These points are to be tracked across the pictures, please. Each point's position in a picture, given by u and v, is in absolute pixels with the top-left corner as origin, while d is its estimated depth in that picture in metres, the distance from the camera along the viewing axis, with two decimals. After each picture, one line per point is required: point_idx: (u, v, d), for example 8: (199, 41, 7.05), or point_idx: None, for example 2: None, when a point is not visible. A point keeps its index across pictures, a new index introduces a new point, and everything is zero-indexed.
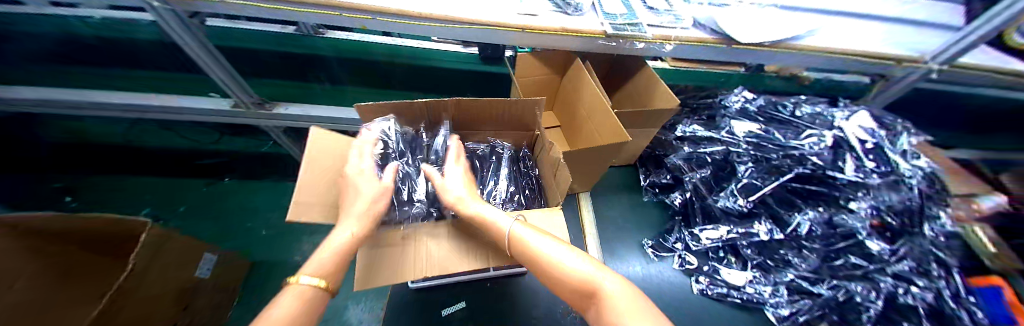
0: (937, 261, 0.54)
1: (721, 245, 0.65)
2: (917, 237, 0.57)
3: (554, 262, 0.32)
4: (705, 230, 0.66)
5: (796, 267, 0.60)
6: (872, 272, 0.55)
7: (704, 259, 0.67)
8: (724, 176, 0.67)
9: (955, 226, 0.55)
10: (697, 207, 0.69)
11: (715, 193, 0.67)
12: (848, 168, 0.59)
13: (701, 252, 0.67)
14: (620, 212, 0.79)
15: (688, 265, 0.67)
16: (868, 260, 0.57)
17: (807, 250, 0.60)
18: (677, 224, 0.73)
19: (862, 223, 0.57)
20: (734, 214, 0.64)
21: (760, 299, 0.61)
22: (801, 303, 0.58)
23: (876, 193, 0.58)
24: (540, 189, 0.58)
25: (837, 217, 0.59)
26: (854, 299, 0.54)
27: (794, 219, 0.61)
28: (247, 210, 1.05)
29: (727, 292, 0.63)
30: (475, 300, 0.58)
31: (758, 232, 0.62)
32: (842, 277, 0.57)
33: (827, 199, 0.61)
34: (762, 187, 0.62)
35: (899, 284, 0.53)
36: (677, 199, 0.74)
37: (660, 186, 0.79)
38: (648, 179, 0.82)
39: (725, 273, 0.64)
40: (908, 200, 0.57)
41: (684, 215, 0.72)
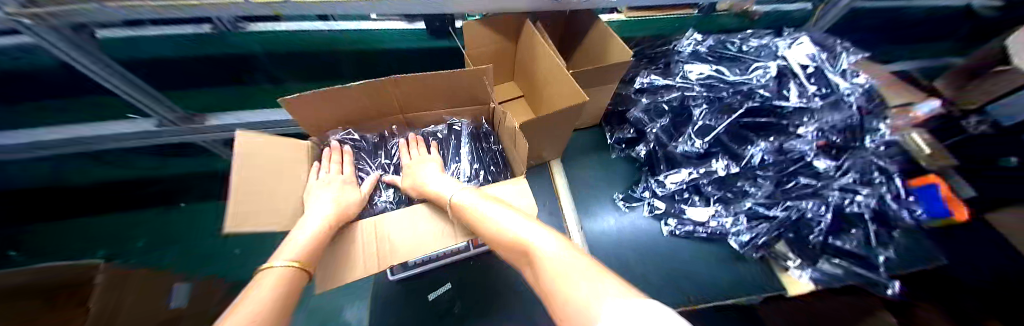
0: (878, 168, 0.62)
1: (685, 187, 0.68)
2: (859, 150, 0.62)
3: (490, 222, 0.35)
4: (669, 175, 0.69)
5: (758, 195, 0.63)
6: (823, 190, 0.60)
7: (671, 202, 0.71)
8: (685, 121, 0.69)
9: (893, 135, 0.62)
10: (660, 155, 0.71)
11: (674, 140, 0.69)
12: (791, 94, 0.63)
13: (667, 197, 0.71)
14: (590, 173, 0.81)
15: (657, 210, 0.71)
16: (816, 178, 0.61)
17: (761, 178, 0.63)
18: (644, 174, 0.76)
19: (809, 146, 0.61)
20: (693, 156, 0.67)
21: (724, 230, 0.65)
22: (759, 228, 0.62)
23: (819, 116, 0.62)
24: (505, 162, 0.58)
25: (787, 143, 0.62)
26: (803, 215, 0.59)
27: (750, 151, 0.63)
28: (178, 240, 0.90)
29: (694, 229, 0.67)
30: (458, 280, 0.60)
31: (719, 169, 0.66)
32: (794, 197, 0.61)
33: (778, 129, 0.64)
34: (717, 127, 0.65)
35: (844, 195, 0.59)
36: (642, 150, 0.75)
37: (625, 140, 0.79)
38: (615, 135, 0.81)
39: (693, 212, 0.67)
40: (848, 118, 0.61)
41: (650, 165, 0.75)
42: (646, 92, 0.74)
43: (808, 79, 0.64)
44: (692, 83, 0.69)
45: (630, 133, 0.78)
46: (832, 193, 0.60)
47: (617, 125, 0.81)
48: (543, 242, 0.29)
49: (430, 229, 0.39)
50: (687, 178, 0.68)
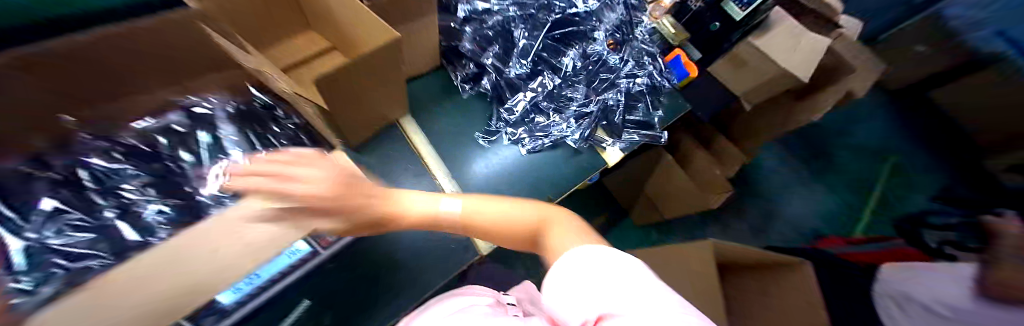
0: (647, 56, 0.80)
1: (529, 107, 0.76)
2: (633, 44, 0.80)
3: (425, 210, 0.37)
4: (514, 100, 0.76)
5: (576, 95, 0.77)
6: (614, 78, 0.77)
7: (522, 125, 0.78)
8: (511, 47, 0.78)
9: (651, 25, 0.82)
10: (501, 82, 0.77)
11: (507, 64, 0.77)
12: (579, 8, 0.78)
13: (518, 121, 0.78)
14: (446, 123, 0.79)
15: (512, 137, 0.78)
16: (611, 72, 0.77)
17: (575, 84, 0.77)
18: (495, 105, 0.80)
19: (600, 45, 0.77)
20: (524, 77, 0.77)
21: (564, 134, 0.77)
22: (585, 123, 0.77)
23: (601, 19, 0.78)
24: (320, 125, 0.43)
25: (587, 48, 0.78)
26: (607, 102, 0.76)
27: (563, 60, 0.77)
28: None
29: (542, 141, 0.77)
30: (319, 288, 0.57)
31: (543, 84, 0.76)
32: (600, 92, 0.77)
33: (580, 37, 0.79)
34: (533, 44, 0.76)
35: (628, 80, 0.77)
36: (486, 82, 0.79)
37: (471, 78, 0.80)
38: (456, 76, 0.81)
39: (538, 127, 0.77)
40: (618, 18, 0.80)
41: (497, 95, 0.79)
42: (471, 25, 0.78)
43: None
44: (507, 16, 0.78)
45: (472, 68, 0.79)
46: (620, 80, 0.77)
47: (458, 65, 0.81)
48: (485, 212, 0.36)
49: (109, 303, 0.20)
50: (524, 98, 0.76)
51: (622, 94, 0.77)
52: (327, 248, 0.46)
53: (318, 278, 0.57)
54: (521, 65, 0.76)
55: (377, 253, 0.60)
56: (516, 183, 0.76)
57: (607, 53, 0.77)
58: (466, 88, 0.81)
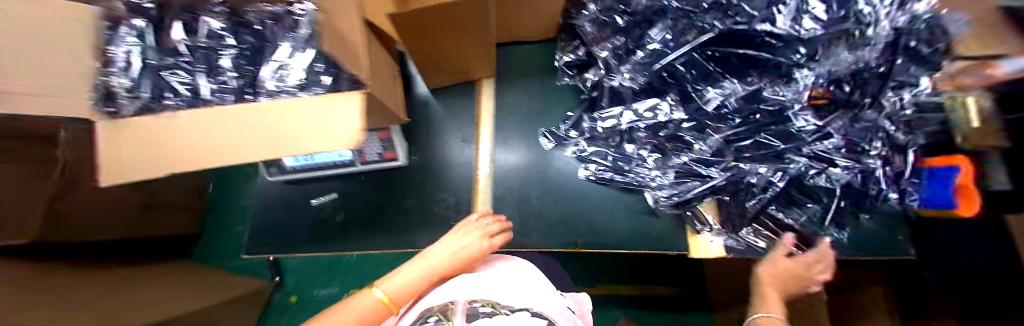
0: (852, 148, 0.55)
1: (621, 129, 0.60)
2: (863, 114, 0.52)
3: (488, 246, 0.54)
4: (607, 113, 0.61)
5: (699, 144, 0.55)
6: (770, 151, 0.51)
7: (602, 145, 0.64)
8: (639, 49, 0.58)
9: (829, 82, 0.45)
10: (606, 87, 0.62)
11: (622, 66, 0.58)
12: (781, 17, 0.45)
13: (602, 139, 0.64)
14: (526, 105, 0.72)
15: (581, 152, 0.65)
16: (785, 140, 0.51)
17: (710, 131, 0.54)
18: (584, 108, 0.68)
19: (794, 95, 0.46)
20: (635, 91, 0.58)
21: (642, 182, 0.61)
22: (685, 185, 0.57)
23: (827, 51, 0.44)
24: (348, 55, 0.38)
25: (765, 90, 0.49)
26: (744, 176, 0.54)
27: (706, 92, 0.53)
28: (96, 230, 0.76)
29: (612, 177, 0.64)
30: (347, 192, 0.61)
31: (659, 113, 0.56)
32: (747, 160, 0.53)
33: (769, 67, 0.49)
34: (671, 54, 0.53)
35: (813, 165, 0.50)
36: (589, 83, 0.65)
37: (576, 69, 0.69)
38: (564, 57, 0.69)
39: (620, 158, 0.63)
40: (866, 55, 0.42)
41: (594, 99, 0.67)
42: (603, 6, 0.63)
43: None
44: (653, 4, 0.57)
45: (579, 61, 0.66)
46: (797, 159, 0.50)
47: (571, 47, 0.68)
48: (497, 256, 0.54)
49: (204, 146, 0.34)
50: (619, 117, 0.60)
51: (782, 180, 0.51)
52: (370, 160, 0.58)
53: (341, 180, 0.62)
54: (639, 79, 0.57)
55: (399, 185, 0.62)
56: (551, 211, 0.64)
57: (799, 110, 0.47)
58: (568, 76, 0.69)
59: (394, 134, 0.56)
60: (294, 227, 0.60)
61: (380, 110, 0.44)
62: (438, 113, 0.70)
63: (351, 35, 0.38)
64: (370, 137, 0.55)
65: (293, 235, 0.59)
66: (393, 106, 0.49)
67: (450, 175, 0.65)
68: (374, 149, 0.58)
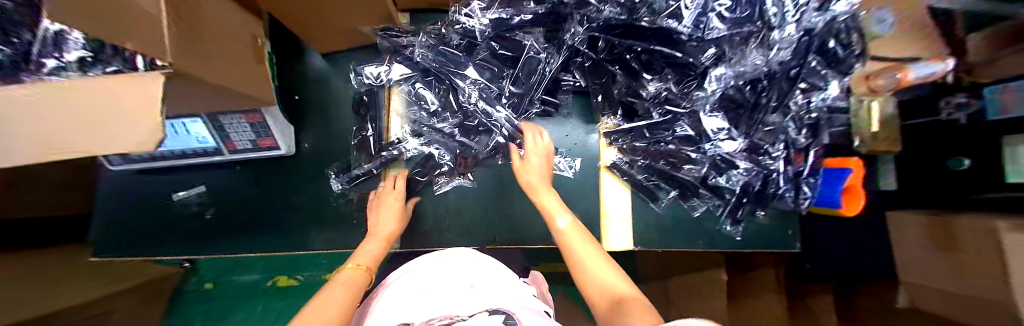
0: (755, 153, 0.58)
1: (467, 105, 0.56)
2: (753, 122, 0.54)
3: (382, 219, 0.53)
4: (461, 86, 0.55)
5: (628, 136, 0.62)
6: (684, 149, 0.59)
7: (442, 121, 0.58)
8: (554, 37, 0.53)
9: (774, 122, 0.54)
10: (478, 63, 0.55)
11: (498, 37, 0.53)
12: (686, 14, 0.44)
13: (445, 114, 0.57)
14: (371, 74, 0.56)
15: (422, 126, 0.58)
16: (693, 144, 0.58)
17: (611, 132, 0.64)
18: (441, 82, 0.57)
19: (663, 114, 0.57)
20: (494, 66, 0.55)
21: (463, 160, 0.59)
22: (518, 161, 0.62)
23: (733, 65, 0.47)
24: (211, 50, 0.34)
25: (664, 91, 0.54)
26: (652, 173, 0.63)
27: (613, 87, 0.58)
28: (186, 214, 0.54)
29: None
30: (218, 182, 0.55)
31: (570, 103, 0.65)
32: (657, 159, 0.61)
33: (683, 69, 0.51)
34: (553, 62, 0.54)
35: (713, 172, 0.60)
36: (470, 82, 0.55)
37: (441, 56, 0.54)
38: (424, 33, 0.56)
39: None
40: (747, 89, 0.52)
41: (437, 77, 0.56)
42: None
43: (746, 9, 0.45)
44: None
45: (456, 48, 0.55)
46: (705, 164, 0.59)
47: (442, 29, 0.55)
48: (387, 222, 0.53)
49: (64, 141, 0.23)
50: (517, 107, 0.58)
51: (682, 182, 0.62)
52: (241, 149, 0.52)
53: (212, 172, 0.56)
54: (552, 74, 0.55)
55: (280, 182, 0.57)
56: (466, 207, 0.61)
57: (707, 112, 0.54)
58: (415, 55, 0.54)
59: (267, 119, 0.48)
60: (162, 227, 0.54)
61: (228, 95, 0.38)
62: (333, 86, 0.60)
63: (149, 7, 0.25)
64: (233, 124, 0.47)
65: (158, 235, 0.54)
66: (255, 91, 0.41)
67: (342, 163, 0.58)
68: (242, 138, 0.50)
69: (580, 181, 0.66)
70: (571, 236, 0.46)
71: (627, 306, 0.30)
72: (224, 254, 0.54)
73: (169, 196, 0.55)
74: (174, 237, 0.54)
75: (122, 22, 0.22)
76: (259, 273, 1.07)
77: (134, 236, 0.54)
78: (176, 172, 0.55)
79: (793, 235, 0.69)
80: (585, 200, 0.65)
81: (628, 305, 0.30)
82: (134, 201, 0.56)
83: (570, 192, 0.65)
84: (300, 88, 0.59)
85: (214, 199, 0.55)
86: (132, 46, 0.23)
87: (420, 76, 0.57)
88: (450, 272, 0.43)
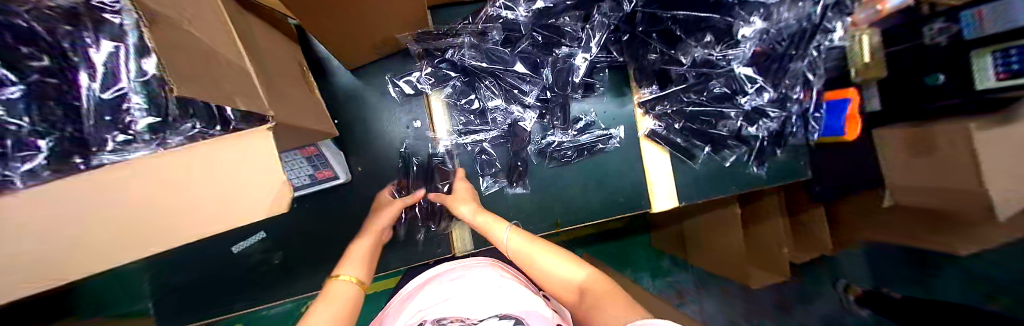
0: (783, 100, 0.62)
1: (511, 100, 0.57)
2: (782, 72, 0.58)
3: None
4: (507, 82, 0.55)
5: (663, 104, 0.65)
6: (719, 108, 0.62)
7: (490, 120, 0.59)
8: (590, 16, 0.53)
9: (797, 70, 0.59)
10: (522, 56, 0.54)
11: (540, 23, 0.52)
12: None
13: (491, 114, 0.58)
14: (412, 83, 0.55)
15: (475, 128, 0.58)
16: (723, 102, 0.61)
17: (645, 103, 0.66)
18: (485, 81, 0.56)
19: (695, 77, 0.59)
20: (531, 56, 0.54)
21: (517, 159, 0.61)
22: (565, 150, 0.64)
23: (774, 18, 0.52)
24: (283, 98, 0.31)
25: (709, 54, 0.55)
26: (686, 137, 0.67)
27: (650, 56, 0.59)
28: (254, 265, 0.53)
29: (567, 152, 0.64)
30: (273, 228, 0.53)
31: (604, 79, 0.65)
32: (692, 121, 0.65)
33: (718, 28, 0.53)
34: (591, 40, 0.54)
35: (744, 125, 0.64)
36: (518, 75, 0.55)
37: (486, 55, 0.53)
38: (461, 31, 0.52)
39: (576, 131, 0.64)
40: (780, 42, 0.55)
41: (472, 78, 0.56)
42: None
43: None
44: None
45: (494, 42, 0.52)
46: (736, 118, 0.63)
47: (478, 25, 0.51)
48: None
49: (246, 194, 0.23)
50: (557, 93, 0.58)
51: (710, 142, 0.67)
52: (298, 186, 0.50)
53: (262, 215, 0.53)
54: (591, 54, 0.55)
55: (335, 211, 0.54)
56: (525, 199, 0.63)
57: (742, 67, 0.56)
58: (458, 57, 0.52)
59: (323, 151, 0.47)
60: (234, 280, 0.53)
61: (297, 134, 0.35)
62: (366, 103, 0.56)
63: (231, 55, 0.25)
64: (290, 163, 0.45)
65: (226, 289, 0.53)
66: (318, 125, 0.38)
67: (367, 168, 0.56)
68: (300, 175, 0.48)
69: (624, 154, 0.68)
70: (523, 251, 0.48)
71: (601, 301, 0.38)
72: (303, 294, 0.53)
73: (229, 249, 0.54)
74: (245, 287, 0.54)
75: (218, 79, 0.22)
76: (290, 304, 1.07)
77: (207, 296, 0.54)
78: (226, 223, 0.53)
79: (803, 165, 0.76)
80: (630, 169, 0.69)
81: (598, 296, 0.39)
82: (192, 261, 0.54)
83: (618, 169, 0.67)
84: (333, 111, 0.56)
85: (275, 243, 0.53)
86: (240, 102, 0.24)
87: (460, 77, 0.56)
88: (473, 282, 0.48)
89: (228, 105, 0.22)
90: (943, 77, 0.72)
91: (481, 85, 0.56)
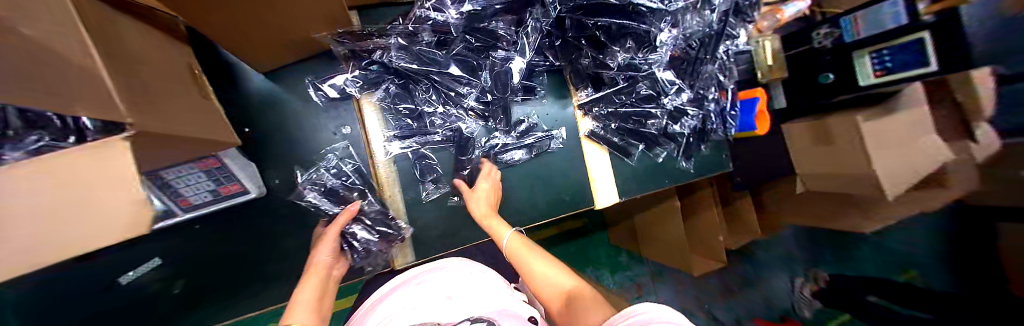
0: (699, 99, 0.70)
1: (450, 102, 0.57)
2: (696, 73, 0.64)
3: None
4: (444, 84, 0.54)
5: (600, 105, 0.69)
6: (647, 107, 0.68)
7: (429, 124, 0.57)
8: (522, 21, 0.54)
9: (708, 73, 0.67)
10: (455, 58, 0.54)
11: (472, 25, 0.52)
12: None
13: (430, 117, 0.57)
14: (337, 86, 0.51)
15: (412, 133, 0.56)
16: (651, 101, 0.67)
17: (585, 105, 0.69)
18: (422, 83, 0.55)
19: (622, 79, 0.64)
20: (465, 58, 0.54)
21: (461, 163, 0.60)
22: (509, 153, 0.64)
23: (680, 23, 0.58)
24: (161, 105, 0.28)
25: (633, 57, 0.60)
26: (623, 136, 0.71)
27: (582, 60, 0.62)
28: (160, 293, 0.48)
29: (513, 155, 0.64)
30: (175, 251, 0.47)
31: (544, 82, 0.67)
32: (626, 120, 0.70)
33: (637, 33, 0.57)
34: (524, 43, 0.55)
35: (670, 123, 0.71)
36: (455, 78, 0.54)
37: (418, 57, 0.52)
38: (391, 32, 0.51)
39: (519, 134, 0.65)
40: (688, 48, 0.63)
41: (408, 80, 0.54)
42: None
43: None
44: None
45: (426, 45, 0.52)
46: (662, 116, 0.69)
47: (408, 26, 0.50)
48: None
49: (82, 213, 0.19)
50: (497, 96, 0.58)
51: (644, 140, 0.72)
52: (201, 203, 0.45)
53: (160, 238, 0.47)
54: (528, 57, 0.56)
55: (248, 232, 0.50)
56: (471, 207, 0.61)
57: (662, 71, 0.63)
58: (388, 59, 0.51)
59: (228, 163, 0.42)
60: (139, 309, 0.49)
61: (182, 145, 0.31)
62: (290, 108, 0.52)
63: (76, 51, 0.21)
64: (184, 178, 0.40)
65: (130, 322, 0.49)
66: (214, 133, 0.35)
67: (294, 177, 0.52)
68: (198, 190, 0.43)
69: (568, 153, 0.70)
70: (521, 252, 0.52)
71: (586, 306, 0.43)
72: (217, 322, 0.50)
73: (117, 281, 0.48)
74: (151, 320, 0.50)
75: (50, 85, 0.18)
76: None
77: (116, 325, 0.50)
78: (111, 251, 0.46)
79: (725, 158, 0.85)
80: (574, 169, 0.71)
81: (583, 302, 0.44)
82: (84, 293, 0.48)
83: (563, 168, 0.70)
84: (250, 118, 0.51)
85: (172, 272, 0.48)
86: (83, 109, 0.20)
87: (393, 80, 0.54)
88: (450, 284, 0.47)
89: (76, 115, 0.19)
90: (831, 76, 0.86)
91: (420, 88, 0.55)
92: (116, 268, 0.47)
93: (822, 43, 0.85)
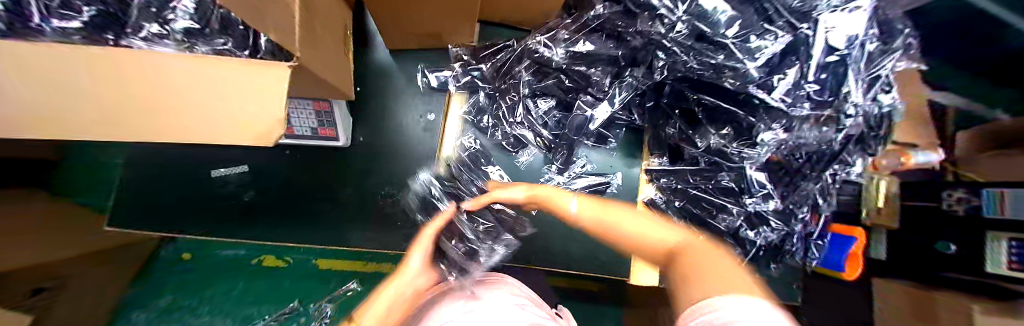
0: (787, 213, 0.61)
1: (523, 126, 0.59)
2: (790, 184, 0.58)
3: None
4: (532, 106, 0.58)
5: (669, 177, 0.66)
6: (721, 199, 0.61)
7: (507, 136, 0.61)
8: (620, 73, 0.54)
9: (812, 190, 0.58)
10: (539, 88, 0.57)
11: (572, 65, 0.53)
12: (779, 87, 0.42)
13: (507, 134, 0.61)
14: (440, 78, 0.59)
15: (503, 141, 0.62)
16: (729, 195, 0.60)
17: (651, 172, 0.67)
18: (505, 102, 0.58)
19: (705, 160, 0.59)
20: (557, 92, 0.57)
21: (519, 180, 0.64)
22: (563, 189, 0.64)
23: (794, 126, 0.47)
24: (320, 51, 0.33)
25: (722, 144, 0.55)
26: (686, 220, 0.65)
27: (668, 128, 0.61)
28: (228, 197, 0.55)
29: None
30: (261, 166, 0.56)
31: (620, 136, 0.67)
32: (690, 200, 0.64)
33: (739, 125, 0.51)
34: (619, 96, 0.55)
35: (744, 226, 0.62)
36: (538, 104, 0.58)
37: (512, 76, 0.56)
38: (502, 51, 0.58)
39: (576, 175, 0.65)
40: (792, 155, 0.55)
41: (502, 93, 0.58)
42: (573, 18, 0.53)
43: (824, 92, 0.42)
44: (630, 27, 0.47)
45: (523, 72, 0.55)
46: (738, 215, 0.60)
47: (517, 50, 0.55)
48: None
49: (251, 109, 0.25)
50: (568, 136, 0.59)
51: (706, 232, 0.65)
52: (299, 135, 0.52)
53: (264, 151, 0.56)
54: (614, 107, 0.55)
55: (324, 173, 0.57)
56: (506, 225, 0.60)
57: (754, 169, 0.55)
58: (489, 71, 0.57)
59: (334, 109, 0.48)
60: (203, 203, 0.55)
61: (322, 86, 0.37)
62: (396, 83, 0.61)
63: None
64: (300, 109, 0.47)
65: (184, 209, 0.55)
66: (338, 81, 0.39)
67: (372, 137, 0.58)
68: (304, 125, 0.50)
69: None
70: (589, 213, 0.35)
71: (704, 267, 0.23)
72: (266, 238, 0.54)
73: (208, 172, 0.56)
74: (210, 218, 0.54)
75: (264, 11, 0.22)
76: (246, 249, 1.04)
77: (168, 209, 0.54)
78: (223, 147, 0.56)
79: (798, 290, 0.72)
80: None
81: (691, 258, 0.25)
82: (171, 171, 0.56)
83: None
84: (363, 79, 0.60)
85: (252, 182, 0.56)
86: (273, 33, 0.24)
87: (488, 90, 0.59)
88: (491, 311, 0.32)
89: (264, 34, 0.22)
90: (954, 247, 0.69)
91: (510, 102, 0.58)
92: (218, 161, 0.55)
93: (953, 208, 0.70)
